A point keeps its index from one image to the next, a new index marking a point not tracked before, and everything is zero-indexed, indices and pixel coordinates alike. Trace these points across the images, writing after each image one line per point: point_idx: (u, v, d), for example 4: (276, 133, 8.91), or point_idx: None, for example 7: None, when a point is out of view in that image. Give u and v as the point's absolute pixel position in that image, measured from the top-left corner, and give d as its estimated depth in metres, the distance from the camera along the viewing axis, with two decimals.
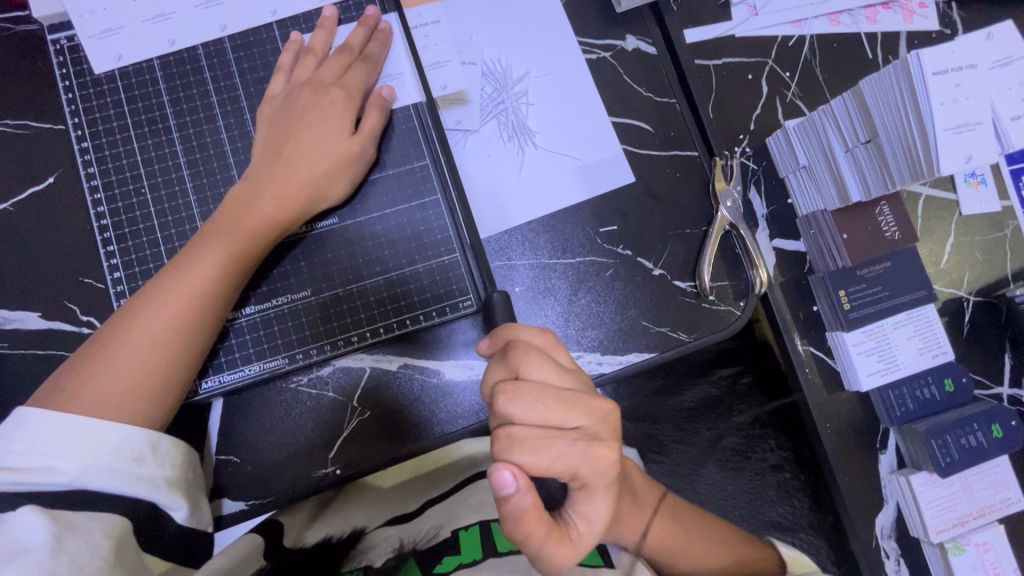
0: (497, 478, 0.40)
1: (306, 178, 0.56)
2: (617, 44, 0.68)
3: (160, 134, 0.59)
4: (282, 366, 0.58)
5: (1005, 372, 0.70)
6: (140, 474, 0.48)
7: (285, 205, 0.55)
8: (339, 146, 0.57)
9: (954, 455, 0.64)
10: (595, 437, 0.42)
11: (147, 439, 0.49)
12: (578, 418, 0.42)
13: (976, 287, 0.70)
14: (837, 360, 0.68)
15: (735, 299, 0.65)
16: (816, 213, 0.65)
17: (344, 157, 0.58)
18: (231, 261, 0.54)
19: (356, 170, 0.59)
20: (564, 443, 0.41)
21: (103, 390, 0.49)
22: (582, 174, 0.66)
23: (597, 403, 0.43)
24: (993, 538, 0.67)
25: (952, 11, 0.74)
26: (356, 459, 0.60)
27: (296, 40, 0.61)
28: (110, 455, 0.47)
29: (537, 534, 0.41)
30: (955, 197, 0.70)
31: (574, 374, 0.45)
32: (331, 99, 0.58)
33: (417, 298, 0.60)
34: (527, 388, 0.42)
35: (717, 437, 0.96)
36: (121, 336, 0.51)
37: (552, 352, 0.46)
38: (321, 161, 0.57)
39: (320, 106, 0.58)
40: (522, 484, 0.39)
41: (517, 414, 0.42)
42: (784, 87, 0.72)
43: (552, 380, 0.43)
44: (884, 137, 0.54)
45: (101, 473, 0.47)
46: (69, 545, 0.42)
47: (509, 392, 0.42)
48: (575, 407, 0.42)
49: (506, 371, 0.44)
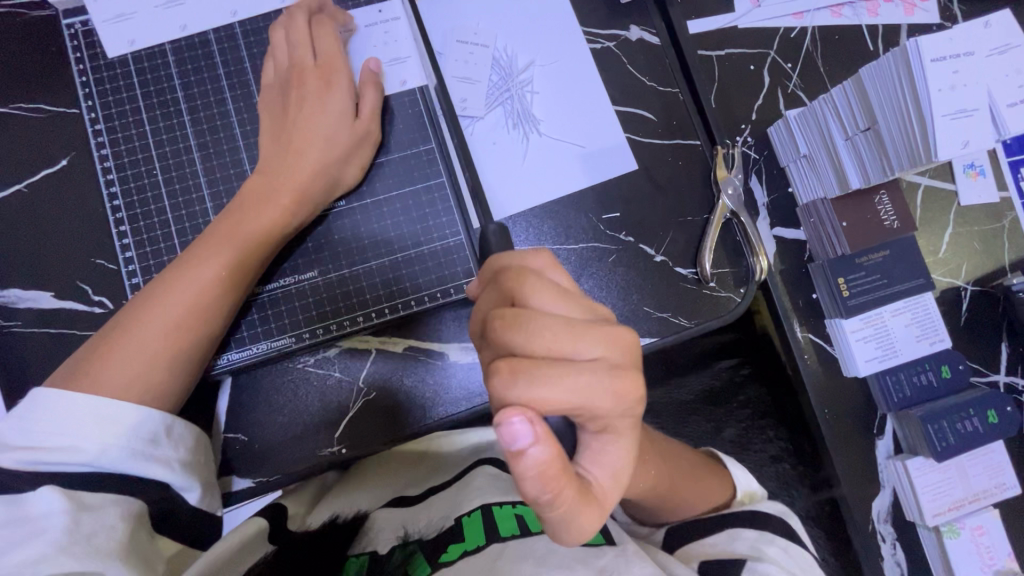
0: (509, 428, 0.34)
1: (314, 166, 0.57)
2: (621, 34, 0.69)
3: (171, 117, 0.60)
4: (289, 345, 0.59)
5: (1002, 361, 0.71)
6: (156, 455, 0.49)
7: (299, 197, 0.56)
8: (346, 131, 0.59)
9: (950, 439, 0.65)
10: (617, 367, 0.38)
11: (163, 421, 0.50)
12: (594, 346, 0.38)
13: (974, 277, 0.71)
14: (835, 346, 0.69)
15: (736, 285, 0.66)
16: (816, 202, 0.66)
17: (348, 142, 0.59)
18: (249, 251, 0.55)
19: (364, 154, 0.60)
20: (583, 374, 0.37)
21: (121, 373, 0.50)
22: (585, 161, 0.67)
23: (613, 330, 0.39)
24: (988, 522, 0.68)
25: (953, 4, 0.75)
26: (360, 438, 0.61)
27: (307, 27, 0.62)
28: (128, 436, 0.48)
29: (562, 492, 0.35)
30: (954, 188, 0.71)
31: (577, 302, 0.40)
32: (336, 82, 0.59)
33: (422, 280, 0.61)
34: (530, 316, 0.38)
35: (717, 427, 0.97)
36: (140, 320, 0.52)
37: (551, 275, 0.42)
38: (328, 146, 0.58)
39: (329, 91, 0.59)
40: (541, 431, 0.34)
41: (518, 343, 0.38)
42: (785, 77, 0.72)
43: (554, 307, 0.39)
44: (883, 124, 0.55)
45: (120, 454, 0.48)
46: (85, 524, 0.43)
47: (509, 320, 0.38)
48: (588, 335, 0.38)
49: (502, 302, 0.40)
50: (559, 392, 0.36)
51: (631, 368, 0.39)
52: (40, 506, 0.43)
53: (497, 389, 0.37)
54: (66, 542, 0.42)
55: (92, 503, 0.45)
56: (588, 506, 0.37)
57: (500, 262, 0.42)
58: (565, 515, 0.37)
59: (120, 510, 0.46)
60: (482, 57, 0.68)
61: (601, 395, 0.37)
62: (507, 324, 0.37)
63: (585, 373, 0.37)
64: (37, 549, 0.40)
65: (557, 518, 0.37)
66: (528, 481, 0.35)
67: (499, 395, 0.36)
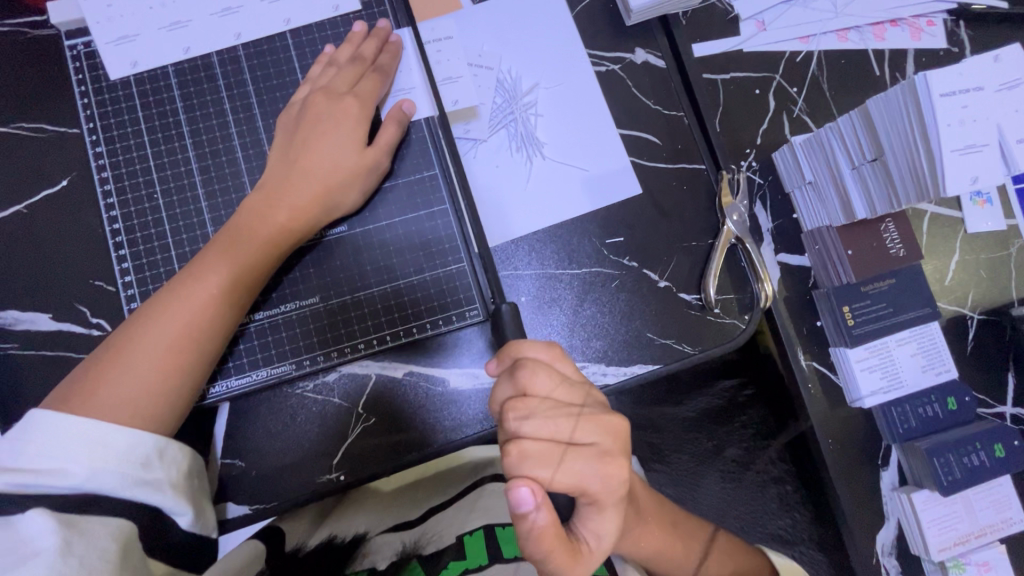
0: (515, 496, 0.40)
1: (317, 190, 0.57)
2: (626, 58, 0.69)
3: (173, 140, 0.60)
4: (289, 372, 0.58)
5: (1009, 391, 0.70)
6: (147, 478, 0.49)
7: (296, 215, 0.56)
8: (352, 157, 0.58)
9: (956, 474, 0.64)
10: (608, 453, 0.43)
11: (155, 445, 0.50)
12: (591, 434, 0.43)
13: (980, 305, 0.70)
14: (840, 375, 0.68)
15: (740, 312, 0.65)
16: (822, 229, 0.66)
17: (355, 168, 0.58)
18: (240, 273, 0.54)
19: (369, 181, 0.59)
20: (576, 460, 0.42)
21: (115, 397, 0.49)
22: (589, 185, 0.67)
23: (608, 419, 0.44)
24: (994, 558, 0.67)
25: (960, 29, 0.75)
26: (359, 465, 0.61)
27: (327, 53, 0.61)
28: (119, 459, 0.48)
29: (554, 552, 0.41)
30: (960, 215, 0.71)
31: (581, 391, 0.45)
32: (343, 107, 0.59)
33: (424, 307, 0.61)
34: (541, 407, 0.42)
35: (719, 448, 0.96)
36: (134, 342, 0.51)
37: (558, 363, 0.44)
38: (336, 172, 0.57)
39: (333, 115, 0.58)
40: (541, 500, 0.40)
41: (527, 431, 0.42)
42: (791, 102, 0.72)
43: (562, 396, 0.43)
44: (891, 157, 0.54)
45: (109, 477, 0.47)
46: (77, 549, 0.43)
47: (521, 412, 0.42)
48: (586, 425, 0.43)
49: (514, 393, 0.43)
50: (556, 472, 0.42)
51: (619, 453, 0.44)
52: (33, 530, 0.43)
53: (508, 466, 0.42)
54: (58, 566, 0.42)
55: (86, 527, 0.45)
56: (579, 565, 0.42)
57: (515, 349, 0.44)
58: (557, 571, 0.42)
59: (113, 534, 0.46)
60: (486, 80, 0.68)
61: (593, 476, 0.42)
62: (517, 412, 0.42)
63: (579, 459, 0.42)
64: (33, 573, 0.40)
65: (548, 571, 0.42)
66: (528, 540, 0.40)
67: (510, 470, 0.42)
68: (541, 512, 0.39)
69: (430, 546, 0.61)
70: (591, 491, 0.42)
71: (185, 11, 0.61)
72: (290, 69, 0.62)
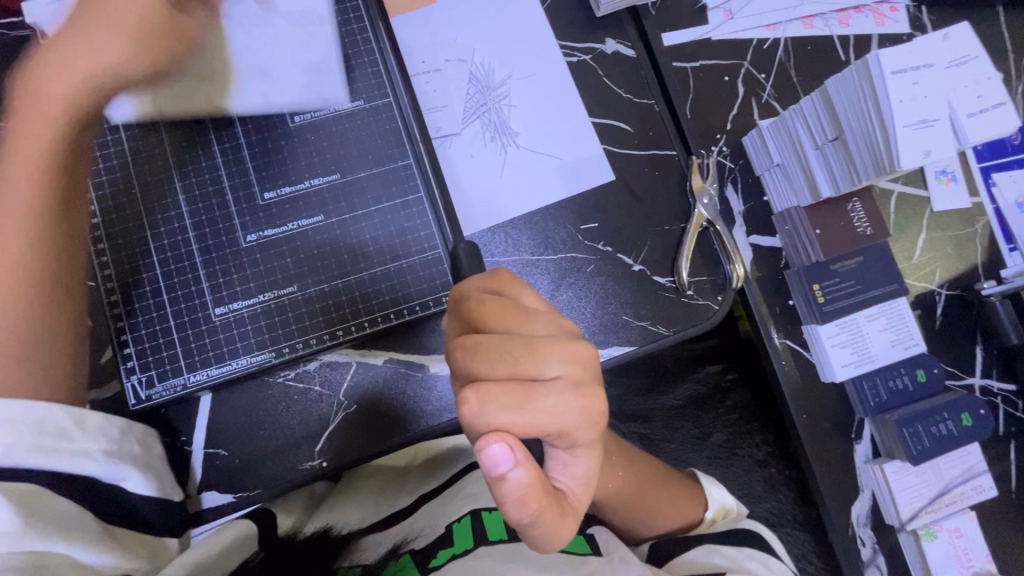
0: (489, 455, 0.37)
1: (84, 71, 0.53)
2: (597, 48, 0.70)
3: (149, 135, 0.60)
4: (269, 360, 0.59)
5: (977, 364, 0.72)
6: (76, 449, 0.46)
7: (58, 108, 0.53)
8: (121, 46, 0.53)
9: (926, 443, 0.66)
10: (580, 384, 0.41)
11: (75, 415, 0.47)
12: (555, 365, 0.41)
13: (947, 281, 0.72)
14: (812, 352, 0.70)
15: (713, 294, 0.67)
16: (791, 210, 0.67)
17: (134, 42, 0.53)
18: (34, 174, 0.52)
19: (155, 49, 0.54)
20: (548, 394, 0.40)
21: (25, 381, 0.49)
22: (563, 172, 0.68)
23: (573, 347, 0.42)
24: (964, 524, 0.69)
25: (923, 15, 0.76)
26: (342, 451, 0.61)
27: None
28: (31, 431, 0.44)
29: (539, 511, 0.39)
30: (926, 194, 0.73)
31: (540, 320, 0.43)
32: (111, 25, 0.53)
33: (402, 293, 0.62)
34: (487, 340, 0.41)
35: (705, 433, 0.97)
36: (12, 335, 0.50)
37: (514, 292, 0.45)
38: (98, 56, 0.52)
39: (85, 32, 0.53)
40: (519, 456, 0.37)
41: (482, 368, 0.41)
42: (759, 88, 0.74)
43: (521, 328, 0.42)
44: (850, 135, 0.56)
45: (32, 453, 0.43)
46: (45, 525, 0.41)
47: (470, 348, 0.41)
48: (551, 357, 0.41)
49: (468, 329, 0.43)
50: (526, 413, 0.39)
51: (592, 383, 0.42)
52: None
53: (466, 416, 0.39)
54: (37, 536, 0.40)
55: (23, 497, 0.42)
56: (567, 521, 0.41)
57: (461, 288, 0.44)
58: (546, 531, 0.40)
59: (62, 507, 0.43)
60: (459, 72, 0.69)
61: (569, 411, 0.40)
62: (469, 353, 0.40)
63: (547, 392, 0.40)
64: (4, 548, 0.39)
65: (538, 535, 0.40)
66: (511, 502, 0.38)
67: (469, 419, 0.39)
68: (518, 470, 0.37)
69: (419, 540, 0.57)
70: (554, 431, 0.40)
71: None
72: None
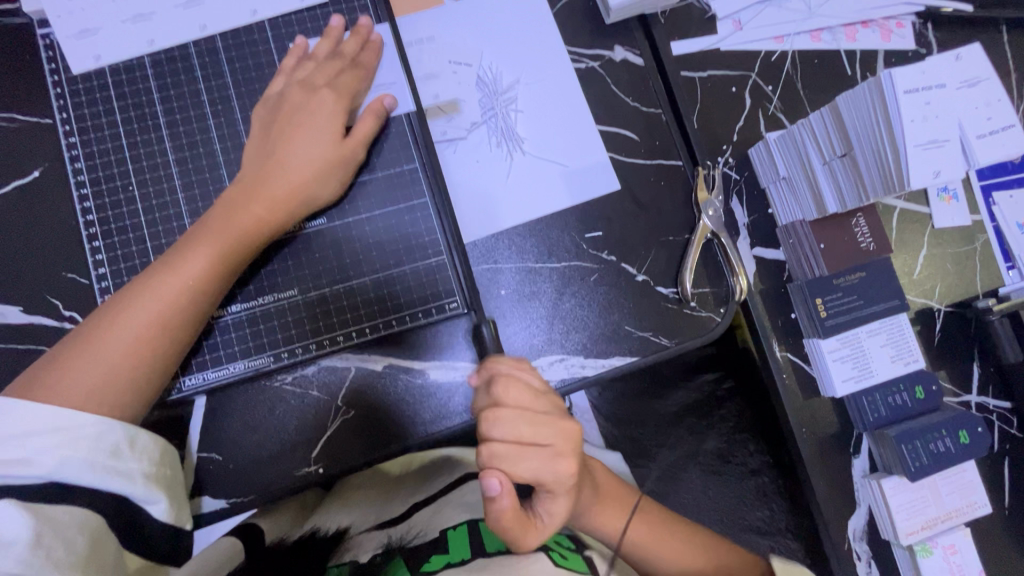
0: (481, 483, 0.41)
1: (292, 184, 0.56)
2: (605, 55, 0.70)
3: (148, 131, 0.59)
4: (268, 365, 0.59)
5: (974, 381, 0.72)
6: (117, 468, 0.48)
7: (272, 205, 0.56)
8: (328, 154, 0.57)
9: (924, 459, 0.67)
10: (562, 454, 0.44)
11: (125, 433, 0.49)
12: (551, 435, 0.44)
13: (947, 299, 0.73)
14: (813, 366, 0.70)
15: (716, 305, 0.66)
16: (795, 224, 0.68)
17: (330, 160, 0.58)
18: (226, 256, 0.54)
19: (344, 173, 0.59)
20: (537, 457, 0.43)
21: (74, 389, 0.49)
22: (569, 180, 0.68)
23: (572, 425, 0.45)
24: (959, 541, 0.69)
25: (929, 31, 0.77)
26: (337, 459, 0.60)
27: (301, 44, 0.61)
28: (87, 447, 0.47)
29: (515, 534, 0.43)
30: (928, 211, 0.73)
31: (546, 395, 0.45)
32: (318, 99, 0.58)
33: (404, 299, 0.61)
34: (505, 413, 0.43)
35: (699, 441, 0.96)
36: (92, 348, 0.50)
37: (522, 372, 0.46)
38: (307, 167, 0.57)
39: (308, 108, 0.58)
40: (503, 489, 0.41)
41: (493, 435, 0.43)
42: (766, 100, 0.74)
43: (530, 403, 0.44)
44: (859, 151, 0.57)
45: (78, 465, 0.46)
46: (48, 539, 0.42)
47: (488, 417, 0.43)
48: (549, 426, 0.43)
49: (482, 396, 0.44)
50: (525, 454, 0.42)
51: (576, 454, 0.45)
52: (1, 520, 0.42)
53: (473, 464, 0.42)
54: (28, 556, 0.41)
55: (54, 515, 0.44)
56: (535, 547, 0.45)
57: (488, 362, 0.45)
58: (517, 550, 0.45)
59: (81, 525, 0.45)
60: (467, 75, 0.68)
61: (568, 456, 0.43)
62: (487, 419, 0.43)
63: (542, 452, 0.43)
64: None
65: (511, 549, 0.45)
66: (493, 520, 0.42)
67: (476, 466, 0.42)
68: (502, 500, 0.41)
69: (412, 539, 0.56)
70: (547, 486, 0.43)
71: (148, 4, 0.60)
72: (268, 58, 0.62)
